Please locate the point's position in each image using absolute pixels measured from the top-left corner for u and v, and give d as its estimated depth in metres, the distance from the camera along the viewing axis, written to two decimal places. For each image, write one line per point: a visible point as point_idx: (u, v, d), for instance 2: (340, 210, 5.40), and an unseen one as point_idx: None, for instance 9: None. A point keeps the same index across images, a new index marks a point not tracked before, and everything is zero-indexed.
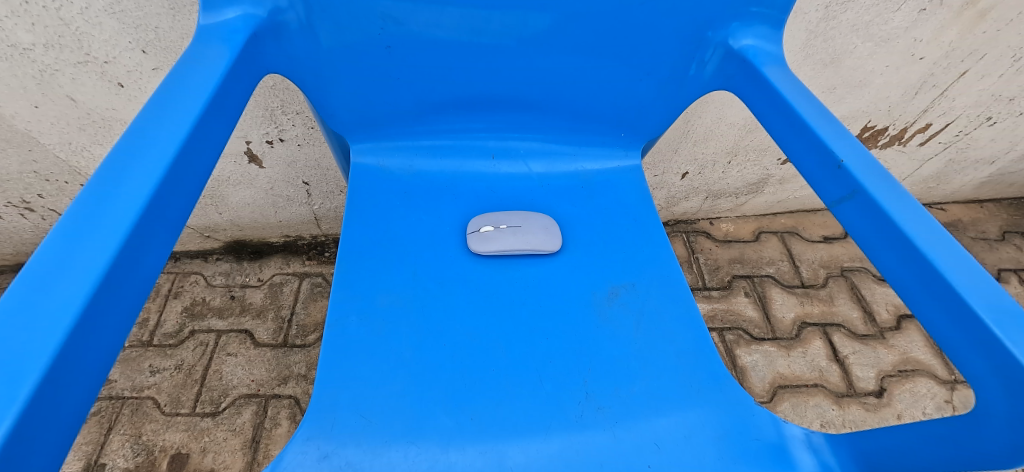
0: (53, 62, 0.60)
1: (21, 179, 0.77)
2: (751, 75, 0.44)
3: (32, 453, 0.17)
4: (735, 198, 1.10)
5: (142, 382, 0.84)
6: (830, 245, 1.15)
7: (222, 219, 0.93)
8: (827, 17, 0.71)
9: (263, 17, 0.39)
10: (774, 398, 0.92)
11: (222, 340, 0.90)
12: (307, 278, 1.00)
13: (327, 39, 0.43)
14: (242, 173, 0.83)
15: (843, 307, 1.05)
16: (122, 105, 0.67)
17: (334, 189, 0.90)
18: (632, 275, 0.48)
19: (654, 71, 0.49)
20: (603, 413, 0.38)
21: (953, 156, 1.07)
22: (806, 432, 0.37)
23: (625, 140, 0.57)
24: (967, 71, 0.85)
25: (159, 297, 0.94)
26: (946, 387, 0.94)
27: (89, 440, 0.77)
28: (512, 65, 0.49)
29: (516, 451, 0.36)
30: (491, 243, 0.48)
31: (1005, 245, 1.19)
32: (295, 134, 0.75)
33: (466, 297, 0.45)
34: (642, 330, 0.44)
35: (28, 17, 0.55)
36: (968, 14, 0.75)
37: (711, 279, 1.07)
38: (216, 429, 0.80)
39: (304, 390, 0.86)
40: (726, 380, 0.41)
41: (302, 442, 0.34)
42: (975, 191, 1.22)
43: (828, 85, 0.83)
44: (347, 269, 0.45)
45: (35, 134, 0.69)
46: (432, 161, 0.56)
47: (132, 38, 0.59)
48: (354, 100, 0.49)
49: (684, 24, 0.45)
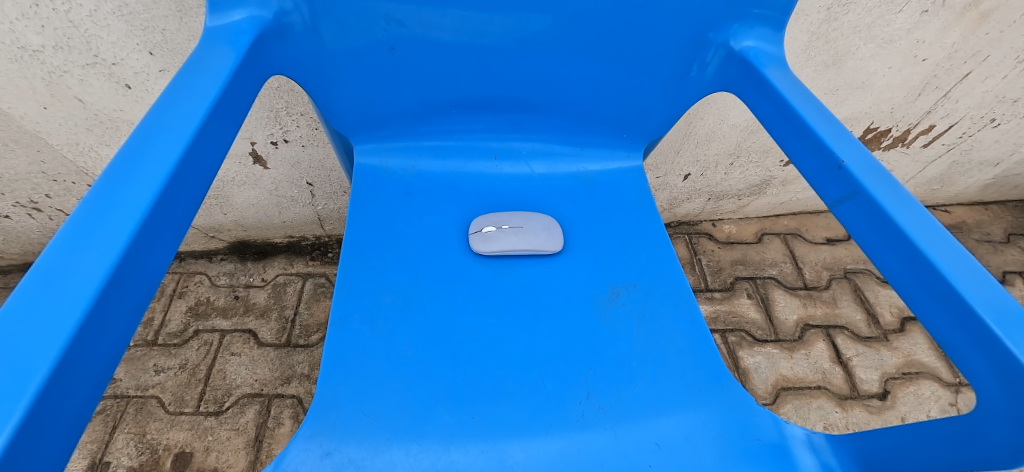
0: (61, 64, 0.61)
1: (30, 179, 0.78)
2: (752, 76, 0.44)
3: (38, 451, 0.17)
4: (738, 200, 1.10)
5: (147, 381, 0.84)
6: (833, 246, 1.15)
7: (226, 219, 0.94)
8: (829, 19, 0.71)
9: (268, 18, 0.40)
10: (777, 400, 0.91)
11: (226, 340, 0.90)
12: (310, 279, 1.01)
13: (331, 40, 0.43)
14: (247, 174, 0.83)
15: (846, 309, 1.04)
16: (129, 106, 0.68)
17: (337, 189, 0.90)
18: (633, 276, 0.48)
19: (655, 73, 0.49)
20: (603, 413, 0.39)
21: (956, 157, 1.06)
22: (807, 432, 0.37)
23: (626, 141, 0.57)
24: (970, 72, 0.85)
25: (164, 297, 0.94)
26: (950, 390, 0.94)
27: (94, 438, 0.77)
28: (514, 67, 0.49)
29: (517, 450, 0.36)
30: (492, 243, 0.48)
31: (1010, 248, 1.19)
32: (299, 135, 0.76)
33: (467, 297, 0.45)
34: (642, 330, 0.44)
35: (38, 19, 0.56)
36: (970, 15, 0.75)
37: (714, 280, 1.06)
38: (219, 429, 0.81)
39: (307, 389, 0.87)
40: (726, 380, 0.41)
41: (304, 439, 0.34)
42: (979, 193, 1.22)
43: (830, 87, 0.83)
44: (349, 268, 0.45)
45: (44, 134, 0.70)
46: (434, 162, 0.56)
47: (139, 40, 0.60)
48: (356, 101, 0.49)
49: (685, 25, 0.45)
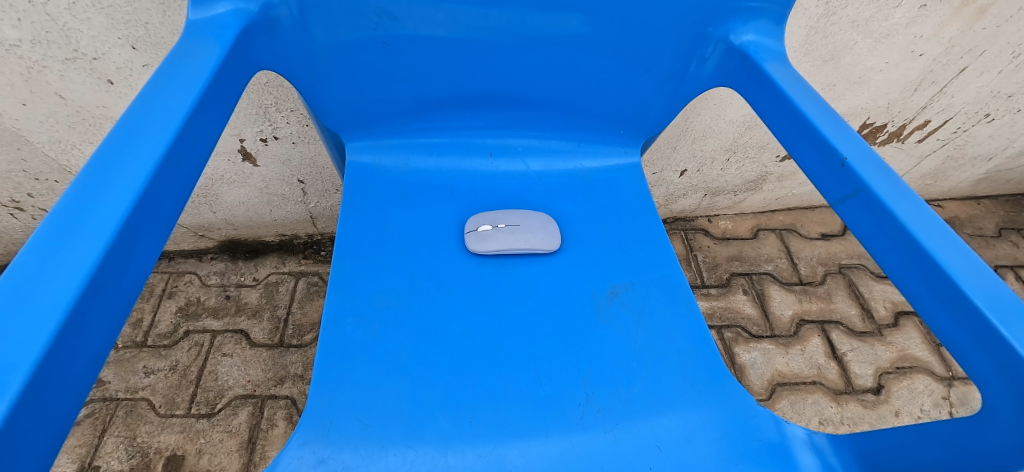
0: (40, 59, 0.59)
1: (11, 178, 0.76)
2: (752, 71, 0.43)
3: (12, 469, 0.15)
4: (734, 195, 1.10)
5: (136, 383, 0.83)
6: (827, 242, 1.15)
7: (216, 218, 0.92)
8: (828, 13, 0.70)
9: (254, 11, 0.38)
10: (773, 396, 0.92)
11: (218, 341, 0.89)
12: (303, 278, 0.99)
13: (321, 35, 0.42)
14: (236, 171, 0.82)
15: (841, 304, 1.05)
16: (113, 103, 0.66)
17: (330, 187, 0.89)
18: (631, 275, 0.47)
19: (654, 69, 0.49)
20: (603, 415, 0.38)
21: (951, 152, 1.07)
22: (808, 432, 0.37)
23: (624, 137, 0.57)
24: (966, 67, 0.85)
25: (153, 297, 0.93)
26: (943, 383, 0.95)
27: (82, 442, 0.76)
28: (510, 62, 0.48)
29: (516, 453, 0.36)
30: (489, 242, 0.47)
31: (1002, 242, 1.20)
32: (289, 132, 0.74)
33: (463, 298, 0.44)
34: (642, 330, 0.43)
35: (14, 12, 0.53)
36: (968, 10, 0.74)
37: (710, 277, 1.06)
38: (211, 431, 0.79)
39: (301, 390, 0.85)
40: (726, 380, 0.40)
41: (297, 447, 0.33)
42: (972, 187, 1.23)
43: (828, 82, 0.82)
44: (342, 269, 0.44)
45: (24, 132, 0.68)
46: (429, 159, 0.55)
47: (121, 34, 0.58)
48: (348, 98, 0.48)
49: (683, 19, 0.44)
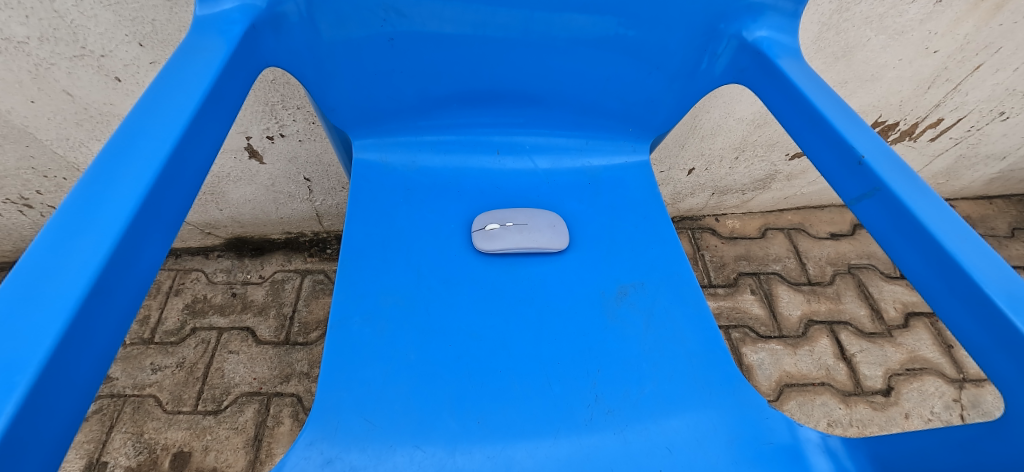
0: (48, 56, 0.59)
1: (19, 175, 0.76)
2: (765, 68, 0.43)
3: (22, 463, 0.15)
4: (742, 194, 1.09)
5: (143, 380, 0.83)
6: (836, 241, 1.14)
7: (222, 215, 0.93)
8: (841, 9, 0.69)
9: (262, 7, 0.38)
10: (780, 397, 0.91)
11: (224, 338, 0.89)
12: (309, 276, 0.99)
13: (328, 31, 0.42)
14: (242, 169, 0.82)
15: (851, 305, 1.04)
16: (120, 100, 0.66)
17: (336, 185, 0.89)
18: (641, 274, 0.46)
19: (665, 65, 0.48)
20: (613, 417, 0.37)
21: (964, 151, 1.05)
22: (822, 436, 0.36)
23: (633, 134, 0.56)
24: (981, 64, 0.83)
25: (160, 295, 0.93)
26: (954, 385, 0.94)
27: (91, 438, 0.76)
28: (516, 58, 0.48)
29: (523, 455, 0.35)
30: (496, 241, 0.46)
31: (1015, 243, 1.18)
32: (295, 129, 0.74)
33: (470, 297, 0.44)
34: (652, 330, 0.43)
35: (22, 9, 0.54)
36: (984, 7, 0.73)
37: (717, 276, 1.06)
38: (218, 428, 0.80)
39: (307, 387, 0.86)
40: (738, 381, 0.40)
41: (305, 446, 0.33)
42: (984, 187, 1.21)
43: (839, 79, 0.81)
44: (349, 268, 0.44)
45: (32, 129, 0.68)
46: (435, 157, 0.55)
47: (128, 31, 0.57)
48: (355, 94, 0.48)
49: (696, 14, 0.44)
